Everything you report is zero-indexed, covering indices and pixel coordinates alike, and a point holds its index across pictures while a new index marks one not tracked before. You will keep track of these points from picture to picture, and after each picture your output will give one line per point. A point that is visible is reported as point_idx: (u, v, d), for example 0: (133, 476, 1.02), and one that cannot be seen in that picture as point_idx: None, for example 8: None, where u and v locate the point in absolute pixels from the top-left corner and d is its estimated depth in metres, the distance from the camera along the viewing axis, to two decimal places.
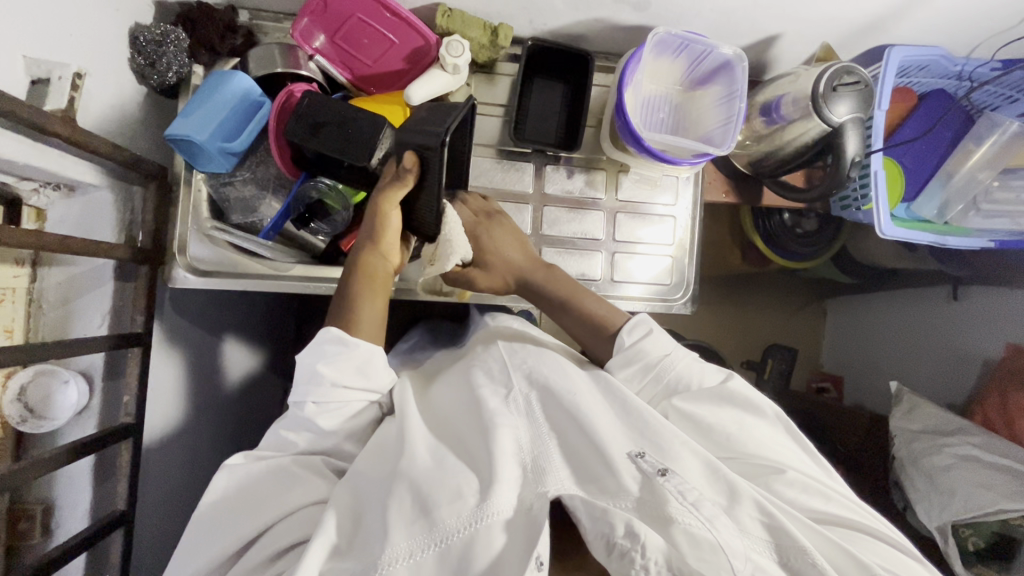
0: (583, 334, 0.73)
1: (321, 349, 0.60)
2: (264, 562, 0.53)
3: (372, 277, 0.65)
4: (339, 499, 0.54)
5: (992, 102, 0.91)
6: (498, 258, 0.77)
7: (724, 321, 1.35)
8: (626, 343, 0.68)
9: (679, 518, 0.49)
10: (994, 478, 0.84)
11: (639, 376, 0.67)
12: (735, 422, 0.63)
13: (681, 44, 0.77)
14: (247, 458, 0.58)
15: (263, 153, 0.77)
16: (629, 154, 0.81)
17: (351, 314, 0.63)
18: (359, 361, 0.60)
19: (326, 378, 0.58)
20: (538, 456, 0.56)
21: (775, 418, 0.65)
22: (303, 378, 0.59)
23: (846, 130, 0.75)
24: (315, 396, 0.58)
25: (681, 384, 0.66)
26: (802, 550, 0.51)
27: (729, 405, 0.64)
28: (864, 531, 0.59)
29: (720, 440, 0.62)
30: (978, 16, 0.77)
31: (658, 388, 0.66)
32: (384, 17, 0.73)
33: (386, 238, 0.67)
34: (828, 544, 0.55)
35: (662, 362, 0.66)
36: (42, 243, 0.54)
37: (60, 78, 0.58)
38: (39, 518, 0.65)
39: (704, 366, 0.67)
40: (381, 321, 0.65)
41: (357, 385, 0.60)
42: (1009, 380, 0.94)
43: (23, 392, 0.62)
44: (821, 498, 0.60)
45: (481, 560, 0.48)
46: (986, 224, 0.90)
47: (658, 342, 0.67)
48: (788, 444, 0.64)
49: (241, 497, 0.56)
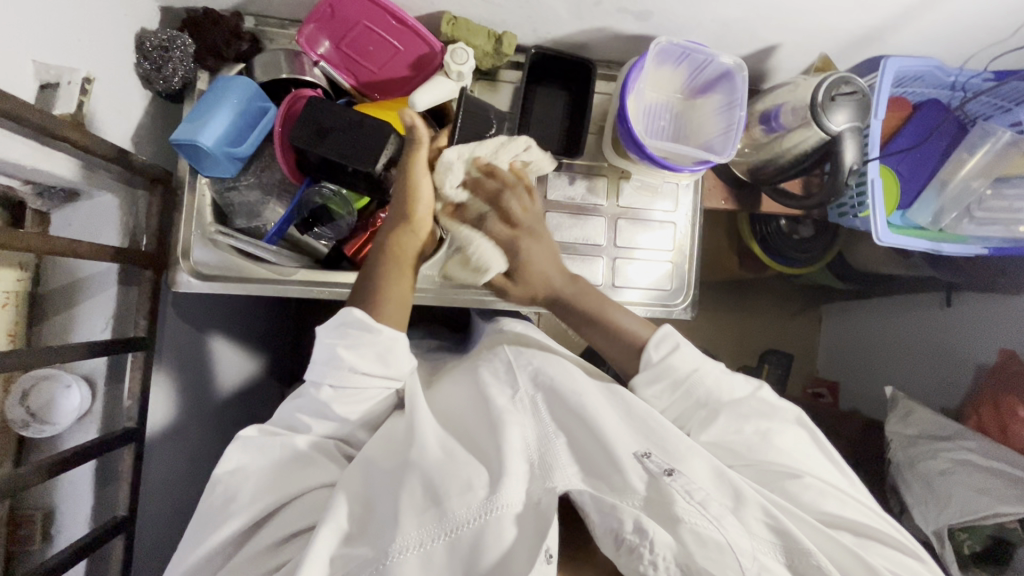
0: (606, 346, 0.70)
1: (344, 331, 0.59)
2: (268, 549, 0.54)
3: (398, 255, 0.66)
4: (348, 483, 0.54)
5: (985, 112, 0.92)
6: (534, 271, 0.69)
7: (721, 327, 1.36)
8: (653, 360, 0.65)
9: (687, 518, 0.50)
10: (989, 482, 0.86)
11: (667, 392, 0.66)
12: (758, 436, 0.64)
13: (682, 54, 0.78)
14: (261, 431, 0.59)
15: (269, 157, 0.77)
16: (629, 161, 0.82)
17: (375, 290, 0.64)
18: (381, 349, 0.59)
19: (345, 362, 0.58)
20: (545, 453, 0.56)
21: (796, 421, 0.66)
22: (322, 359, 0.59)
23: (844, 138, 0.76)
24: (332, 380, 0.58)
25: (712, 399, 0.64)
26: (806, 552, 0.52)
27: (753, 417, 0.64)
28: (878, 536, 0.59)
29: (736, 447, 0.63)
30: (971, 28, 0.79)
31: (688, 403, 0.65)
32: (390, 25, 0.74)
33: (415, 212, 0.67)
34: (838, 547, 0.56)
35: (690, 377, 0.65)
36: (51, 247, 0.54)
37: (69, 82, 0.59)
38: (40, 523, 0.65)
39: (735, 379, 0.66)
40: (406, 301, 0.65)
41: (377, 371, 0.59)
42: (1001, 384, 0.96)
43: (26, 397, 0.61)
44: (836, 502, 0.61)
45: (492, 553, 0.49)
46: (980, 232, 0.92)
47: (685, 358, 0.65)
48: (812, 452, 0.65)
49: (251, 478, 0.56)
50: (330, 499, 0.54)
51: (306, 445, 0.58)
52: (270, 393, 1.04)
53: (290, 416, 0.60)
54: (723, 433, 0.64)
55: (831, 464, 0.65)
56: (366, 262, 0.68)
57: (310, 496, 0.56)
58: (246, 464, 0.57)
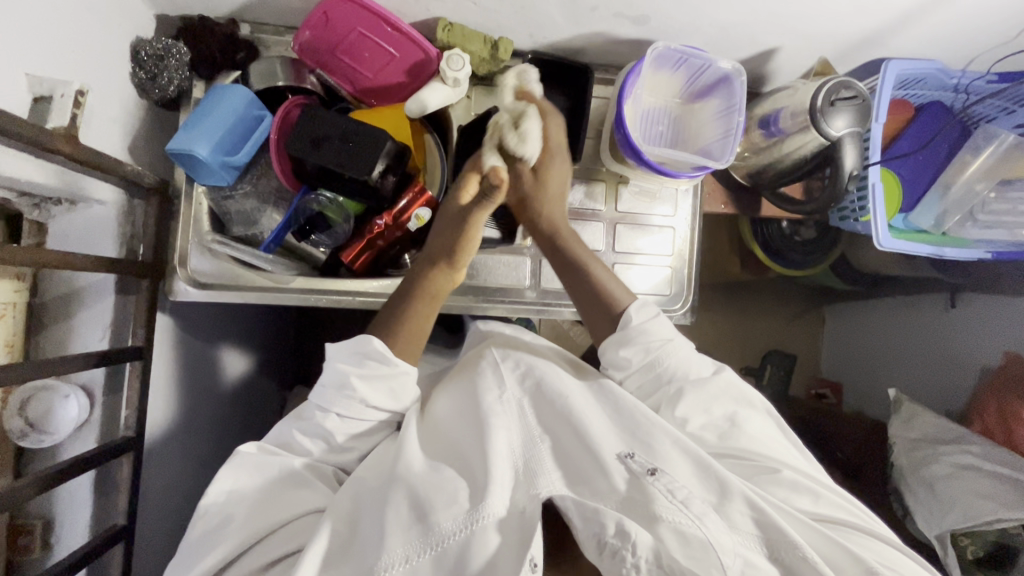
0: (584, 302, 0.70)
1: (362, 360, 0.60)
2: (266, 562, 0.53)
3: (432, 296, 0.65)
4: (337, 502, 0.54)
5: (988, 114, 0.91)
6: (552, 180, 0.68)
7: (724, 328, 1.35)
8: (633, 321, 0.67)
9: (668, 516, 0.50)
10: (994, 487, 0.85)
11: (638, 356, 0.66)
12: (727, 423, 0.64)
13: (680, 59, 0.77)
14: (260, 448, 0.59)
15: (265, 166, 0.78)
16: (627, 166, 0.81)
17: (395, 321, 0.63)
18: (394, 383, 0.61)
19: (357, 393, 0.59)
20: (530, 459, 0.56)
21: (765, 411, 0.68)
22: (332, 384, 0.60)
23: (844, 144, 0.75)
24: (342, 409, 0.59)
25: (681, 374, 0.66)
26: (792, 545, 0.51)
27: (722, 400, 0.65)
28: (857, 527, 0.59)
29: (705, 434, 0.63)
30: (974, 31, 0.78)
31: (650, 377, 0.67)
32: (385, 32, 0.73)
33: (462, 258, 0.65)
34: (822, 539, 0.55)
35: (662, 346, 0.66)
36: (43, 260, 0.53)
37: (62, 95, 0.58)
38: (39, 533, 0.65)
39: (699, 359, 0.68)
40: (420, 339, 0.65)
41: (386, 406, 0.61)
42: (1007, 387, 0.94)
43: (24, 406, 0.61)
44: (810, 498, 0.60)
45: (478, 560, 0.49)
46: (983, 235, 0.91)
47: (664, 325, 0.67)
48: (781, 441, 0.65)
49: (247, 497, 0.56)
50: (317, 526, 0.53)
51: (299, 464, 0.58)
52: (268, 397, 1.05)
53: (288, 433, 0.61)
54: (694, 417, 0.64)
55: (795, 450, 0.66)
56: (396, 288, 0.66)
57: (297, 521, 0.55)
58: (243, 484, 0.57)
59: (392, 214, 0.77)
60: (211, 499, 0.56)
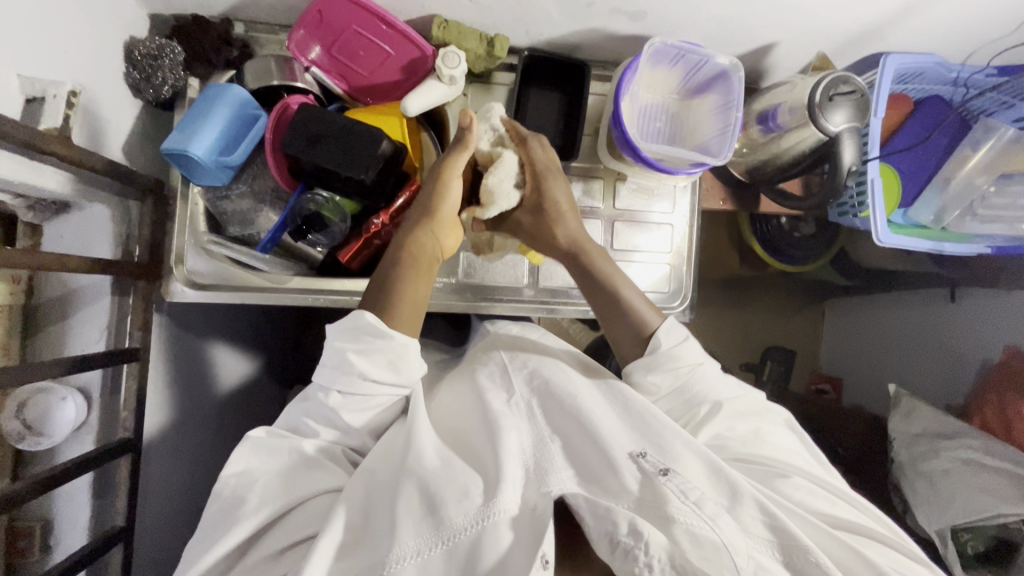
0: (608, 318, 0.70)
1: (358, 335, 0.60)
2: (269, 556, 0.53)
3: (418, 256, 0.66)
4: (350, 493, 0.54)
5: (987, 107, 0.91)
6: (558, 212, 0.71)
7: (722, 324, 1.35)
8: (661, 346, 0.66)
9: (682, 518, 0.49)
10: (994, 482, 0.85)
11: (667, 382, 0.66)
12: (751, 434, 0.65)
13: (677, 54, 0.77)
14: (268, 432, 0.59)
15: (261, 166, 0.78)
16: (625, 163, 0.81)
17: (392, 288, 0.64)
18: (392, 356, 0.60)
19: (355, 368, 0.58)
20: (541, 457, 0.56)
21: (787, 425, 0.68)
22: (331, 363, 0.60)
23: (841, 139, 0.75)
24: (340, 386, 0.58)
25: (702, 399, 0.66)
26: (805, 549, 0.51)
27: (745, 417, 0.66)
28: (872, 535, 0.58)
29: (728, 443, 0.64)
30: (973, 25, 0.78)
31: (678, 402, 0.66)
32: (379, 29, 0.72)
33: (442, 211, 0.68)
34: (837, 544, 0.55)
35: (694, 370, 0.66)
36: (39, 264, 0.53)
37: (55, 96, 0.58)
38: (38, 535, 0.65)
39: (729, 382, 0.68)
40: (421, 309, 0.65)
41: (386, 379, 0.60)
42: (1007, 381, 0.94)
43: (22, 409, 0.60)
44: (826, 501, 0.61)
45: (489, 559, 0.48)
46: (983, 230, 0.90)
47: (693, 350, 0.67)
48: (796, 448, 0.66)
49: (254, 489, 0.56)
50: (331, 509, 0.54)
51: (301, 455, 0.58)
52: (266, 396, 1.05)
53: (298, 419, 0.61)
54: (721, 432, 0.64)
55: (816, 462, 0.66)
56: (387, 254, 0.67)
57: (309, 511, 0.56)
58: (247, 475, 0.57)
59: (388, 214, 0.78)
60: (218, 488, 0.56)
